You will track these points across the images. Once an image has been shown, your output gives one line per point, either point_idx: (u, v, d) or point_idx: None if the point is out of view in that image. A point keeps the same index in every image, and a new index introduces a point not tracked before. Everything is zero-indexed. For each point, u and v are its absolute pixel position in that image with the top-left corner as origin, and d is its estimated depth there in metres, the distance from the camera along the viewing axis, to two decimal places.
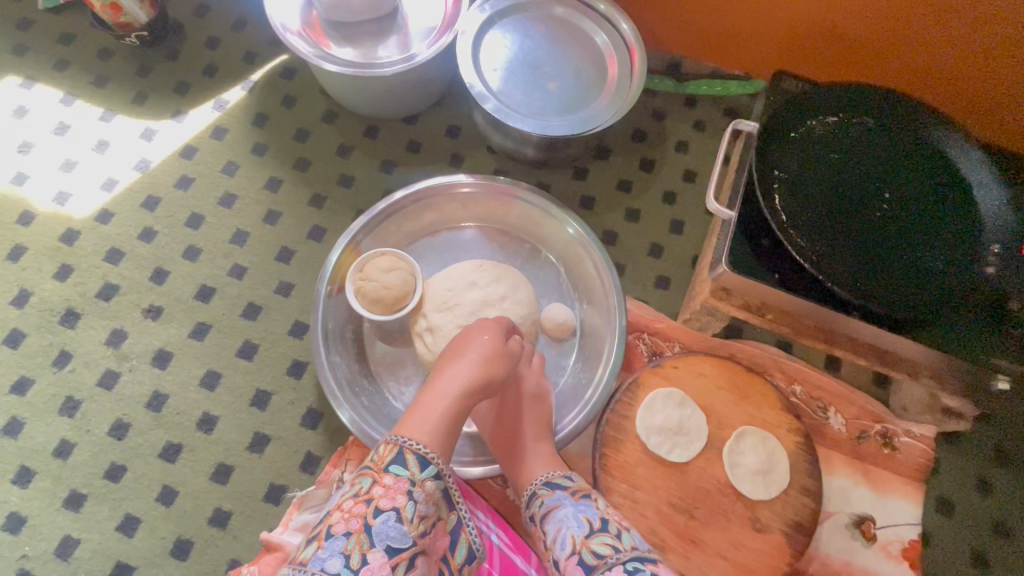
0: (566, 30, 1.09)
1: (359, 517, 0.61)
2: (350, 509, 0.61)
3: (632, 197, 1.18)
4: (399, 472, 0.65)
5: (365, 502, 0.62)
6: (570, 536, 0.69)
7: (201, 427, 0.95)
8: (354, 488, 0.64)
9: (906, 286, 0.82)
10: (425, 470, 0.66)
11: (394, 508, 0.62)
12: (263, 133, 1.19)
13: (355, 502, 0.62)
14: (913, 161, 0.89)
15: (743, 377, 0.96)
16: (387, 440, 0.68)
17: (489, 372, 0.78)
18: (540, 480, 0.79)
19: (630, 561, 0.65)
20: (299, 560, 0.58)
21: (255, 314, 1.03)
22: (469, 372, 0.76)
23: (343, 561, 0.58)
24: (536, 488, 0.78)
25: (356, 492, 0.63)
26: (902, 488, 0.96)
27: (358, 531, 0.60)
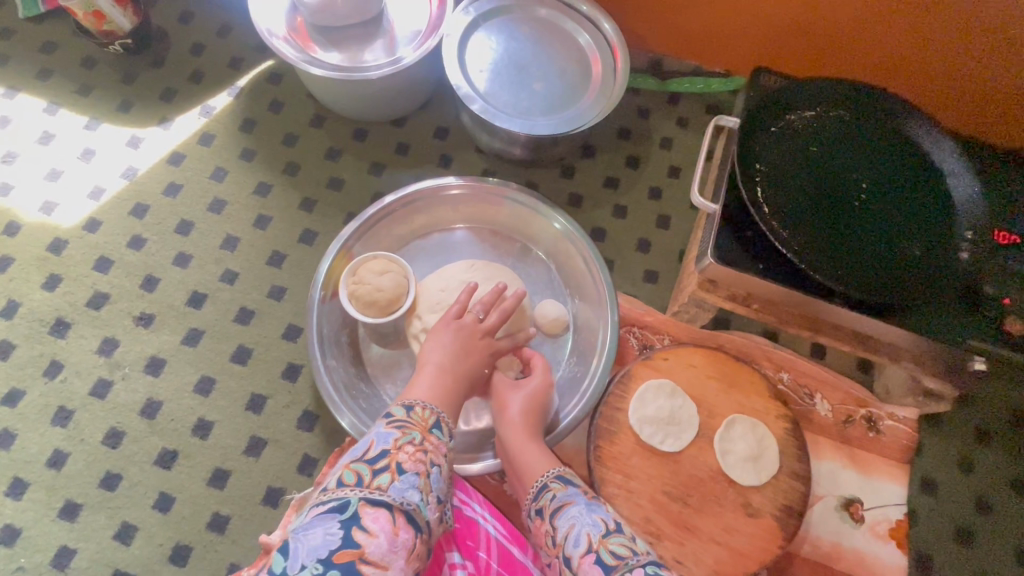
0: (549, 30, 1.09)
1: (423, 463, 0.67)
2: (415, 454, 0.68)
3: (619, 193, 1.20)
4: (441, 435, 0.73)
5: (424, 452, 0.69)
6: (585, 535, 0.68)
7: (196, 433, 0.96)
8: (406, 437, 0.70)
9: (887, 271, 0.84)
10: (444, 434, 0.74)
11: (442, 464, 0.70)
12: (250, 138, 1.19)
13: (416, 449, 0.68)
14: (890, 152, 0.92)
15: (732, 367, 0.98)
16: (423, 405, 0.75)
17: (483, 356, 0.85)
18: (552, 473, 0.79)
19: (649, 565, 0.62)
20: (375, 487, 0.62)
21: (248, 319, 1.04)
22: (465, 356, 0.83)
23: (416, 495, 0.63)
24: (548, 480, 0.78)
25: (409, 440, 0.70)
26: (887, 469, 0.98)
27: (424, 475, 0.66)
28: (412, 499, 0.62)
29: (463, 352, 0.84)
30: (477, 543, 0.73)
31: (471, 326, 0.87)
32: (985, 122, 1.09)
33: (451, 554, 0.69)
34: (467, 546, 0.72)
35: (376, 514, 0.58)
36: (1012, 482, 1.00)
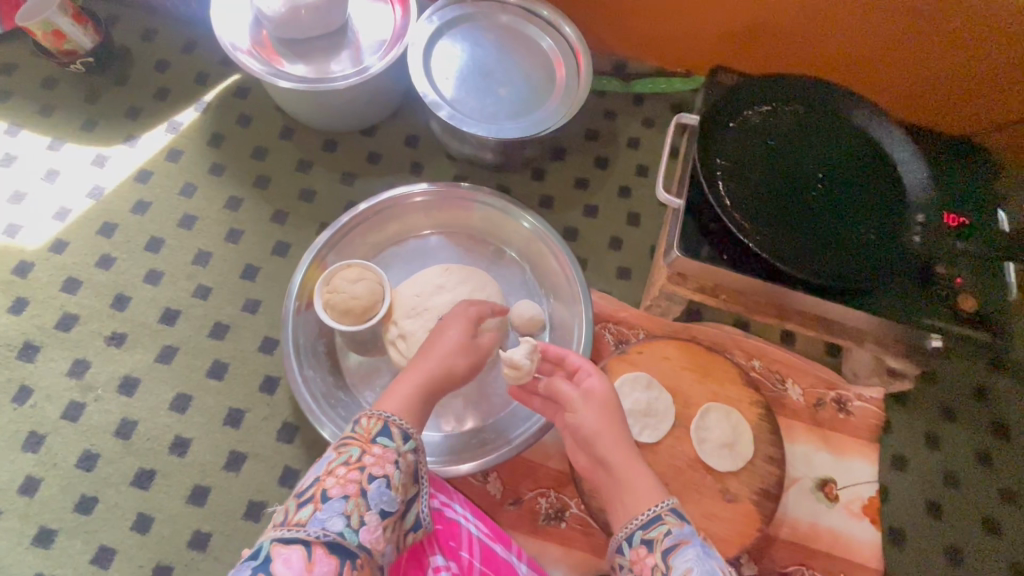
0: (512, 36, 1.11)
1: (353, 483, 0.63)
2: (344, 476, 0.63)
3: (589, 193, 1.22)
4: (387, 443, 0.68)
5: (357, 469, 0.64)
6: None
7: (173, 451, 0.95)
8: (342, 456, 0.66)
9: (847, 256, 0.87)
10: (407, 443, 0.69)
11: (384, 475, 0.64)
12: (219, 153, 1.19)
13: (347, 469, 0.64)
14: (843, 144, 0.96)
15: (705, 358, 1.00)
16: (372, 415, 0.70)
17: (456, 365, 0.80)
18: (666, 504, 0.68)
19: None
20: (295, 521, 0.59)
21: (223, 333, 1.04)
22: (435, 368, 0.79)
23: (342, 522, 0.59)
24: (661, 512, 0.67)
25: (345, 459, 0.65)
26: (859, 448, 1.02)
27: (355, 495, 0.62)
28: (334, 528, 0.59)
29: (457, 359, 0.81)
30: (460, 544, 0.74)
31: (474, 332, 0.84)
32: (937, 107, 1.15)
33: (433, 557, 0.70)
34: (449, 547, 0.72)
35: (287, 555, 0.56)
36: (977, 454, 1.04)
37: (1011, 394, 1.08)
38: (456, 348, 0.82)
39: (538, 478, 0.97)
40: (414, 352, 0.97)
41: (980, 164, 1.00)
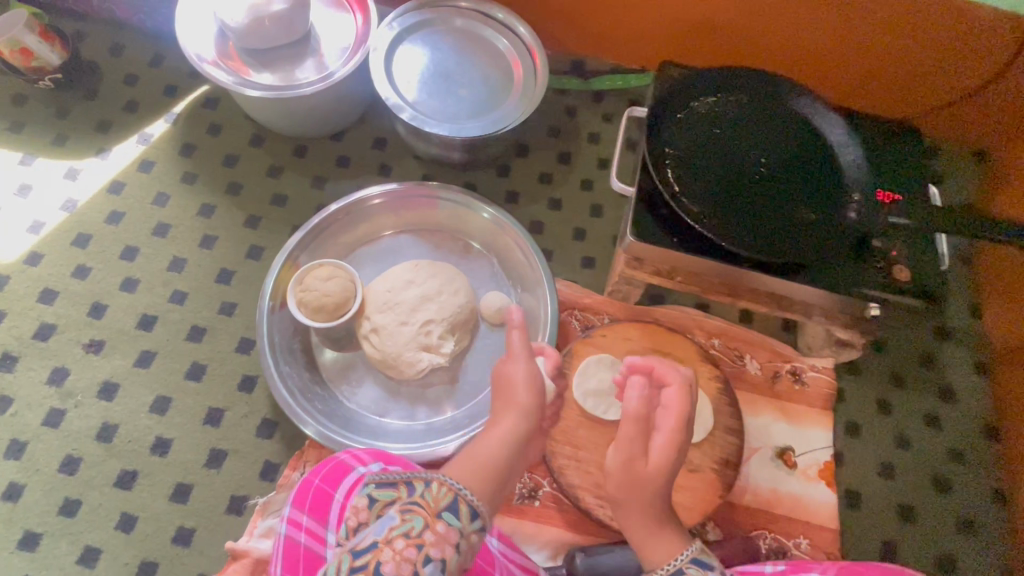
0: (469, 39, 1.16)
1: (409, 562, 0.53)
2: (401, 552, 0.53)
3: (553, 187, 1.27)
4: (451, 521, 0.56)
5: (415, 546, 0.53)
6: None
7: (155, 451, 0.98)
8: (403, 525, 0.55)
9: (789, 235, 0.93)
10: (475, 522, 0.57)
11: (441, 559, 0.53)
12: (191, 162, 1.22)
13: (406, 543, 0.54)
14: (784, 129, 1.01)
15: (666, 338, 1.05)
16: (442, 481, 0.58)
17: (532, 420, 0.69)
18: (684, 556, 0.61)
19: None
20: None
21: (200, 336, 1.07)
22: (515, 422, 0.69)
23: None
24: (682, 565, 0.60)
25: (405, 530, 0.55)
26: (814, 416, 1.07)
27: None
28: None
29: (527, 420, 0.69)
30: None
31: (540, 382, 0.72)
32: (880, 90, 1.21)
33: None
34: None
35: None
36: (927, 416, 1.10)
37: (956, 358, 1.14)
38: (528, 409, 0.70)
39: None
40: (387, 344, 1.01)
41: (915, 141, 1.06)
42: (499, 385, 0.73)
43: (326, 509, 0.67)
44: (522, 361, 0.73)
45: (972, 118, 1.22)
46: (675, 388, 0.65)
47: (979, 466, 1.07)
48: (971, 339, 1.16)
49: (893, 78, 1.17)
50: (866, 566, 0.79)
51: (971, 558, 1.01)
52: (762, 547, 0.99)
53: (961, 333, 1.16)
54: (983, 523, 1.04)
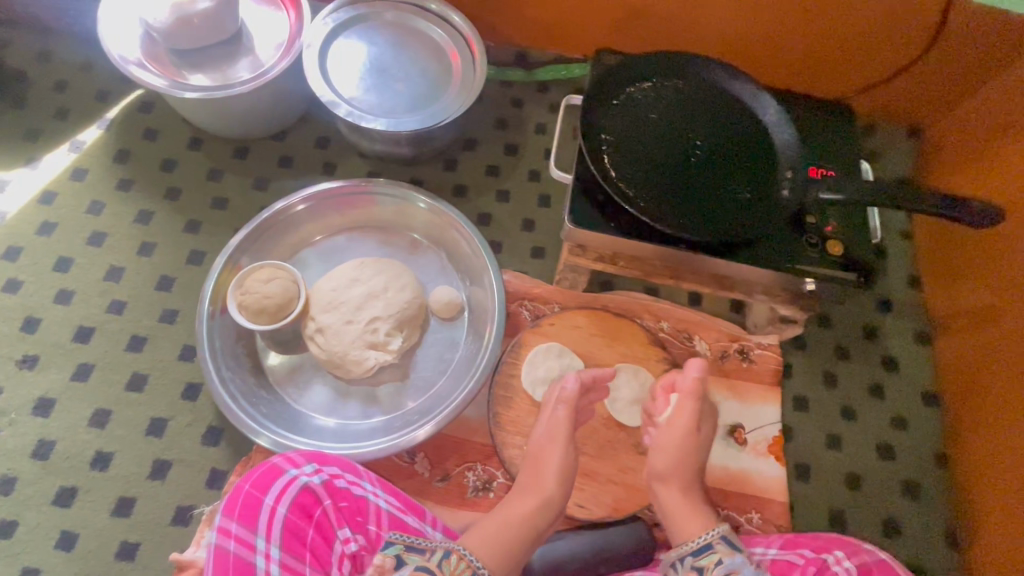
0: (404, 32, 1.16)
1: None
2: None
3: (501, 179, 1.27)
4: None
5: None
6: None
7: (95, 466, 0.95)
8: None
9: (724, 215, 0.94)
10: None
11: None
12: (126, 168, 1.18)
13: None
14: (719, 111, 1.01)
15: (613, 322, 1.06)
16: (462, 552, 0.67)
17: (556, 497, 0.79)
18: (717, 533, 0.77)
19: None
20: None
21: (140, 345, 1.04)
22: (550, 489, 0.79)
23: None
24: (712, 539, 0.76)
25: None
26: (762, 393, 1.09)
27: None
28: None
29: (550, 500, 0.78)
30: (368, 518, 0.72)
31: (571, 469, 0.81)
32: (815, 70, 1.24)
33: (340, 533, 0.69)
34: (356, 521, 0.71)
35: None
36: (869, 387, 1.13)
37: (896, 330, 1.18)
38: (554, 491, 0.79)
39: (464, 453, 1.01)
40: (332, 344, 1.00)
41: (848, 118, 1.07)
42: (534, 465, 0.82)
43: (255, 517, 0.65)
44: (558, 451, 0.82)
45: (904, 94, 1.25)
46: (688, 384, 0.88)
47: (921, 431, 1.11)
48: (910, 309, 1.20)
49: (827, 58, 1.20)
50: (812, 537, 0.85)
51: (915, 521, 1.05)
52: None
53: (901, 304, 1.20)
54: (926, 486, 1.07)
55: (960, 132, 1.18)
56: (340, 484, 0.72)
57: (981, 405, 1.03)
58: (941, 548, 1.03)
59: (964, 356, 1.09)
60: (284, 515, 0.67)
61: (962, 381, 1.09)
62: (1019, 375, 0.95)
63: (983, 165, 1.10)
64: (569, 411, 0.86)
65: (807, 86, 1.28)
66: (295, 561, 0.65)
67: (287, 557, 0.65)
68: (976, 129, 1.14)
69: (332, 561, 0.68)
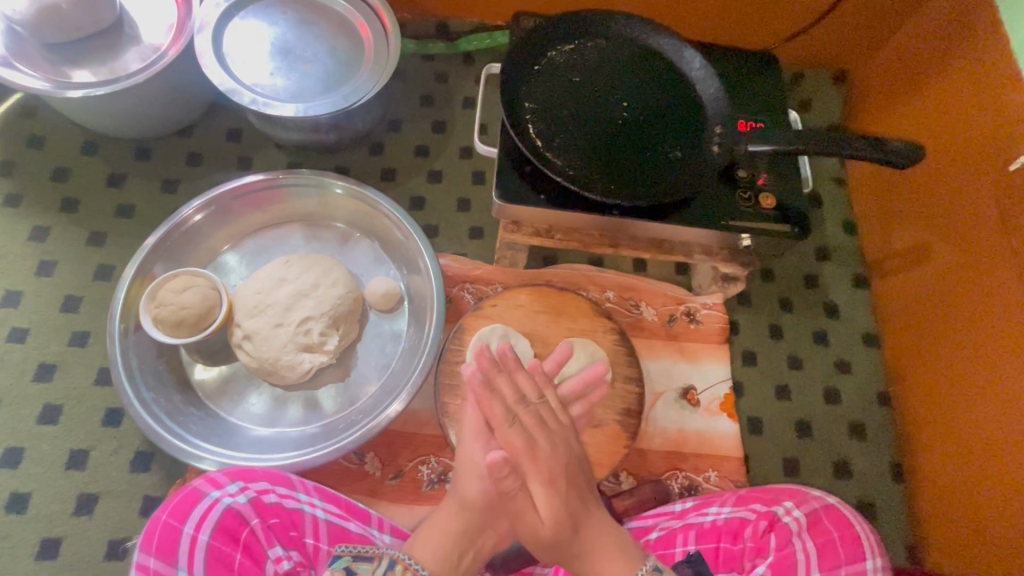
0: (308, 9, 1.08)
1: None
2: None
3: (431, 159, 1.21)
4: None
5: None
6: None
7: (12, 509, 0.88)
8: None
9: (655, 177, 0.91)
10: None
11: None
12: (13, 181, 1.07)
13: None
14: (644, 69, 0.98)
15: (556, 298, 1.03)
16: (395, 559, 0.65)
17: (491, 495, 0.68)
18: None
19: None
20: None
21: (49, 374, 0.95)
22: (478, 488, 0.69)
23: None
24: None
25: None
26: (711, 351, 1.09)
27: None
28: None
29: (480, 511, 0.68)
30: (303, 532, 0.69)
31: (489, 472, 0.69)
32: (741, 22, 1.22)
33: (271, 552, 0.65)
34: (289, 537, 0.68)
35: None
36: (814, 335, 1.16)
37: (835, 276, 1.20)
38: (476, 499, 0.68)
39: (416, 447, 0.98)
40: (262, 350, 0.94)
41: (773, 68, 1.06)
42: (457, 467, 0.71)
43: (174, 548, 0.62)
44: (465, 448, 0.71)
45: (829, 40, 1.25)
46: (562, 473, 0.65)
47: (865, 373, 1.14)
48: (848, 255, 1.22)
49: (753, 8, 1.17)
50: (764, 490, 0.84)
51: (864, 460, 1.08)
52: (674, 487, 1.00)
53: (838, 251, 1.22)
54: (872, 425, 1.10)
55: (885, 74, 1.19)
56: (268, 501, 0.69)
57: (917, 342, 1.07)
58: (889, 481, 1.07)
59: (900, 297, 1.11)
60: (207, 542, 0.63)
61: (899, 320, 1.12)
62: (954, 309, 0.98)
63: (907, 106, 1.11)
64: (475, 406, 0.72)
65: (731, 38, 1.27)
66: None
67: None
68: (899, 69, 1.15)
69: None
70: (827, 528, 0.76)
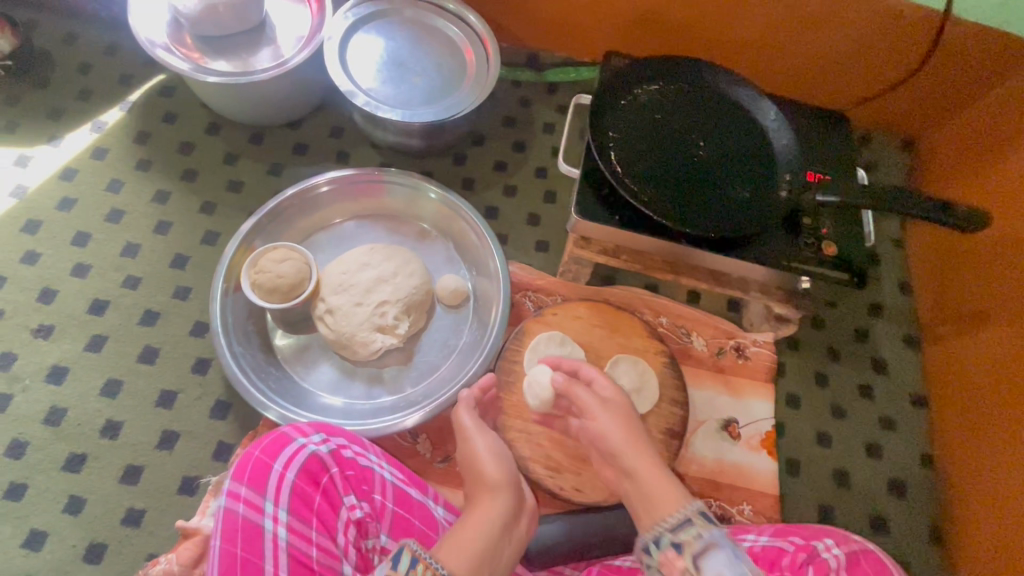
0: (422, 30, 1.21)
1: None
2: None
3: (508, 175, 1.31)
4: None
5: None
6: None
7: (104, 434, 0.97)
8: None
9: (723, 212, 0.98)
10: None
11: None
12: (145, 149, 1.22)
13: None
14: (721, 116, 1.05)
15: (613, 315, 1.09)
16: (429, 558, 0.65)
17: (502, 474, 0.80)
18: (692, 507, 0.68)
19: None
20: None
21: (153, 320, 1.07)
22: (492, 470, 0.80)
23: None
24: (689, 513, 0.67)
25: None
26: (756, 388, 1.12)
27: None
28: None
29: (500, 495, 0.77)
30: (373, 488, 0.75)
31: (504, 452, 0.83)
32: (817, 81, 1.28)
33: (347, 500, 0.72)
34: (361, 490, 0.74)
35: None
36: (860, 387, 1.17)
37: (886, 333, 1.22)
38: (494, 477, 0.79)
39: None
40: (341, 324, 1.03)
41: (842, 127, 1.12)
42: (467, 470, 0.82)
43: (265, 481, 0.69)
44: (479, 441, 0.83)
45: (899, 109, 1.30)
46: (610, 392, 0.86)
47: (909, 431, 1.14)
48: (901, 315, 1.23)
49: (826, 67, 1.24)
50: (805, 528, 0.88)
51: (901, 518, 1.08)
52: (707, 514, 1.03)
53: (891, 309, 1.24)
54: (912, 484, 1.10)
55: (954, 146, 1.23)
56: (346, 454, 0.75)
57: (965, 404, 1.07)
58: (925, 543, 1.06)
59: (952, 360, 1.12)
60: (293, 480, 0.70)
61: (948, 382, 1.13)
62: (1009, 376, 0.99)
63: (977, 177, 1.14)
64: (473, 408, 0.89)
65: (805, 94, 1.33)
66: (303, 526, 0.68)
67: (296, 522, 0.68)
68: (969, 143, 1.19)
69: (339, 527, 0.71)
70: (865, 569, 0.77)
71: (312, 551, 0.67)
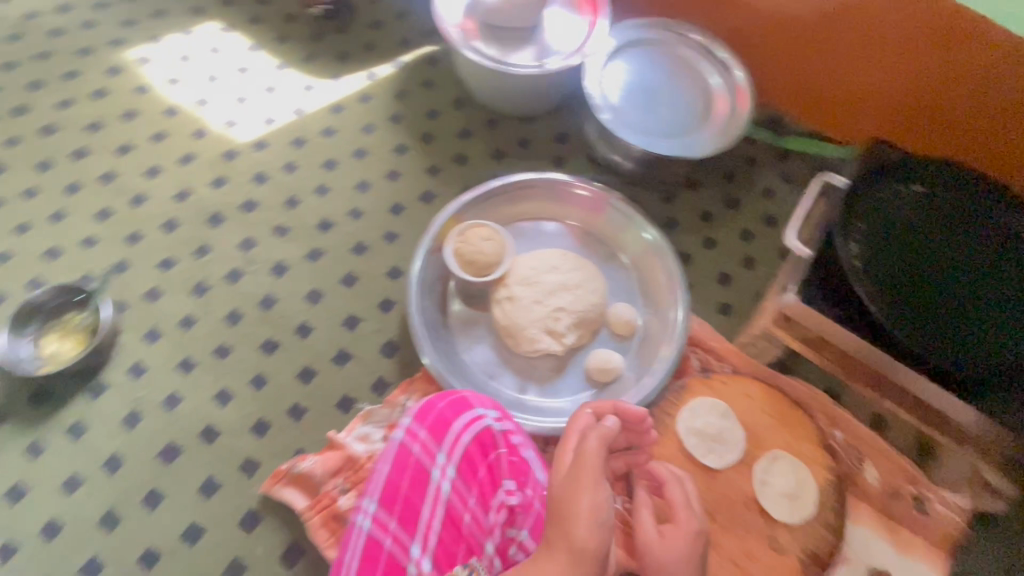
0: (683, 67, 1.21)
1: None
2: None
3: (712, 227, 1.26)
4: None
5: None
6: None
7: (298, 332, 1.11)
8: None
9: (976, 348, 0.84)
10: None
11: None
12: (401, 106, 1.37)
13: None
14: (998, 242, 0.91)
15: (785, 408, 1.01)
16: None
17: (595, 540, 0.65)
18: None
19: None
20: None
21: (362, 251, 1.20)
22: (583, 534, 0.64)
23: None
24: None
25: None
26: (929, 553, 0.93)
27: None
28: None
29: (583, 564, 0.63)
30: (530, 480, 0.75)
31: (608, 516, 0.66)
32: None
33: (506, 482, 0.73)
34: (519, 478, 0.74)
35: None
36: None
37: None
38: (588, 546, 0.64)
39: None
40: (517, 314, 1.07)
41: None
42: (557, 513, 0.67)
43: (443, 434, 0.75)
44: (584, 498, 0.66)
45: None
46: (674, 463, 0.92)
47: None
48: None
49: None
50: None
51: None
52: None
53: None
54: None
55: None
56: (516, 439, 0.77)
57: None
58: None
59: None
60: (466, 444, 0.74)
61: None
62: None
63: None
64: (599, 448, 0.71)
65: None
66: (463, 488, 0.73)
67: (458, 481, 0.73)
68: None
69: (493, 505, 0.72)
70: None
71: (465, 515, 0.72)
